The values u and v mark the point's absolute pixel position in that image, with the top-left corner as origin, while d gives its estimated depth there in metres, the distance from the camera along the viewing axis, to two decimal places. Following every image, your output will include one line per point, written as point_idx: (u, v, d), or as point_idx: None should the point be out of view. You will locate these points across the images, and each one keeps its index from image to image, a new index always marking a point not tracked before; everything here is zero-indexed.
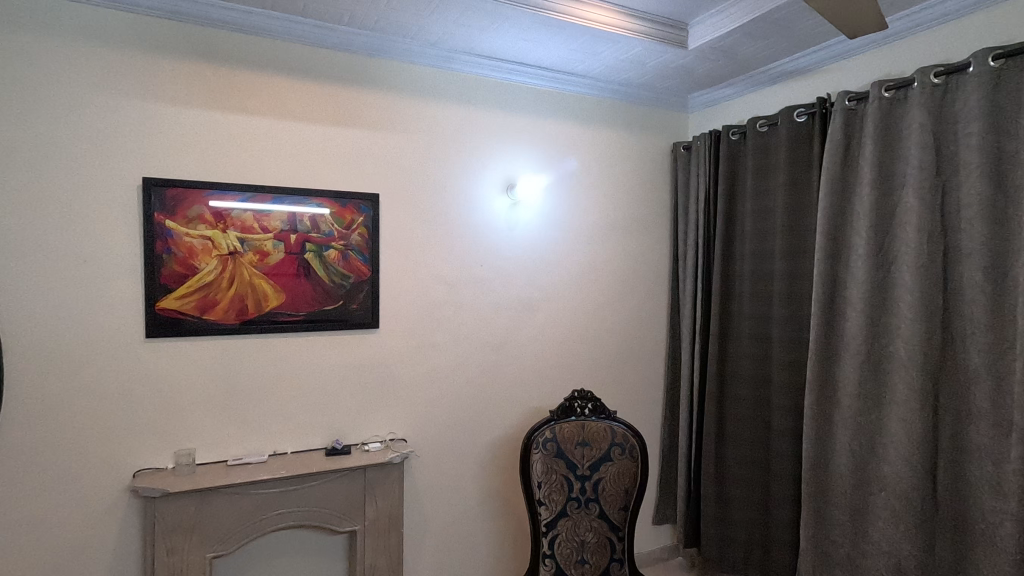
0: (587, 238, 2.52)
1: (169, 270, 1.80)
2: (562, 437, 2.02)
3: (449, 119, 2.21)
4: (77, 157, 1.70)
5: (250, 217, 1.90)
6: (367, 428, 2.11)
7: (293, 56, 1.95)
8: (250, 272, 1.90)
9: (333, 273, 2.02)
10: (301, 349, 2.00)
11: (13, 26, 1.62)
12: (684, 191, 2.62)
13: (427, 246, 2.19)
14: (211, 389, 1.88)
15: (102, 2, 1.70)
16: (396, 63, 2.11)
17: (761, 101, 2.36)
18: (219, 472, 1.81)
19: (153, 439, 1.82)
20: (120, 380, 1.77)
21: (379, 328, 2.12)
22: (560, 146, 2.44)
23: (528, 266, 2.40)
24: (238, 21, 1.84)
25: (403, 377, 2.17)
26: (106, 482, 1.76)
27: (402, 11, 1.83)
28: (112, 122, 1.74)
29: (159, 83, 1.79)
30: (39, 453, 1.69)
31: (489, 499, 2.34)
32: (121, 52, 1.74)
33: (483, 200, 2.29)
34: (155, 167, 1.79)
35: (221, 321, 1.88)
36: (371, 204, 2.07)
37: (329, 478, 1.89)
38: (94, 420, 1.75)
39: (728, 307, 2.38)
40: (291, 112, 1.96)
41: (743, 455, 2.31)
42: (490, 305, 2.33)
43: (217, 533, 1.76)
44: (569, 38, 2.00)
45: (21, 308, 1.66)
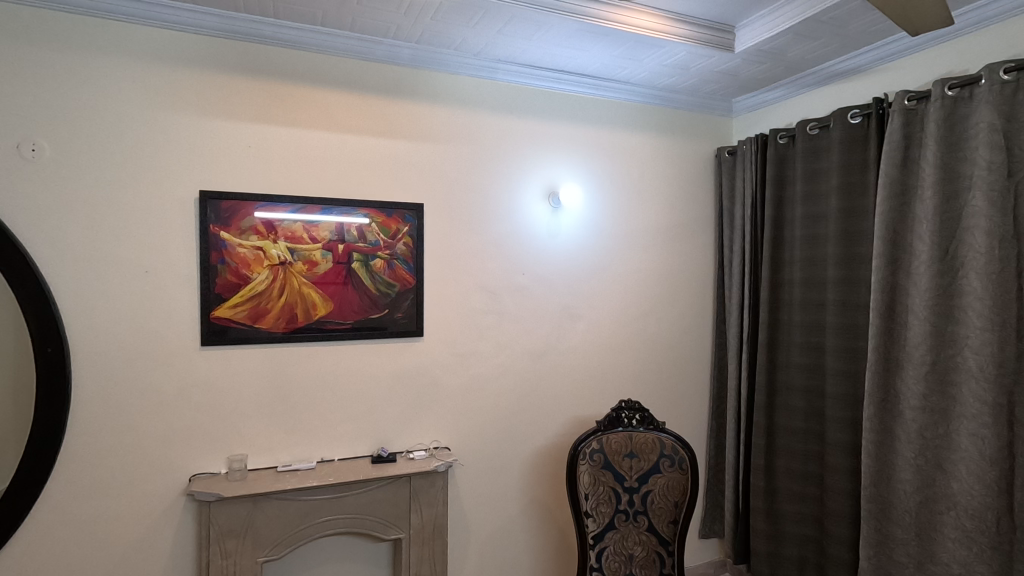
0: (630, 245, 2.49)
1: (224, 280, 1.85)
2: (609, 448, 1.98)
3: (491, 128, 2.22)
4: (139, 172, 1.78)
5: (300, 227, 1.94)
6: (411, 435, 2.12)
7: (341, 70, 1.99)
8: (299, 281, 1.94)
9: (378, 282, 2.05)
10: (348, 357, 2.03)
11: (85, 50, 1.72)
12: (729, 197, 2.56)
13: (469, 255, 2.20)
14: (262, 396, 1.93)
15: (165, 24, 1.78)
16: (439, 74, 2.13)
17: (810, 103, 2.30)
18: (270, 477, 1.84)
19: (207, 444, 1.87)
20: (177, 386, 1.83)
21: (423, 336, 2.13)
22: (601, 153, 2.42)
23: (570, 273, 2.38)
24: (290, 38, 1.90)
25: (447, 385, 2.17)
26: (164, 485, 1.82)
27: (448, 22, 1.85)
28: (171, 138, 1.81)
29: (216, 100, 1.85)
30: (103, 457, 1.75)
31: (532, 509, 2.32)
32: (180, 71, 1.81)
33: (525, 209, 2.29)
34: (211, 181, 1.85)
35: (272, 329, 1.92)
36: (416, 214, 2.10)
37: (375, 486, 1.90)
38: (153, 425, 1.81)
39: (777, 315, 2.31)
40: (339, 125, 2.00)
41: (795, 469, 2.23)
42: (532, 314, 2.31)
43: (269, 538, 1.79)
44: (614, 44, 1.99)
45: (86, 316, 1.74)
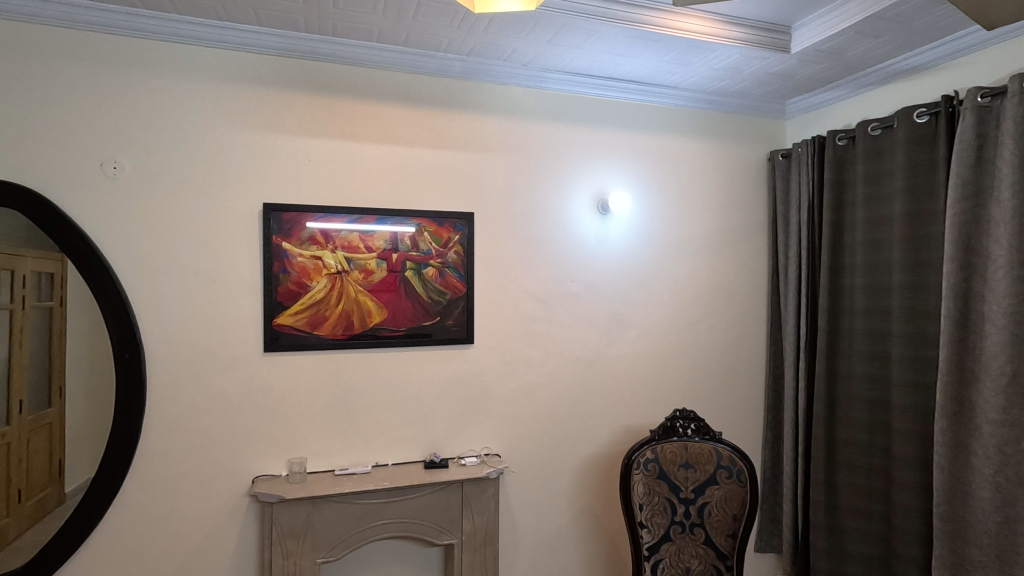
0: (680, 251, 2.45)
1: (285, 289, 1.93)
2: (664, 457, 1.95)
3: (540, 136, 2.24)
4: (208, 187, 1.87)
5: (356, 237, 2.00)
6: (463, 442, 2.15)
7: (395, 83, 2.05)
8: (355, 289, 2.00)
9: (430, 289, 2.09)
10: (400, 363, 2.07)
11: (161, 73, 1.83)
12: (784, 201, 2.49)
13: (519, 263, 2.22)
14: (320, 401, 1.99)
15: (232, 46, 1.87)
16: (489, 85, 2.17)
17: (870, 103, 2.22)
18: (328, 481, 1.90)
19: (269, 447, 1.94)
20: (242, 391, 1.91)
21: (473, 343, 2.16)
22: (651, 160, 2.40)
23: (618, 280, 2.36)
24: (347, 55, 1.97)
25: (497, 393, 2.19)
26: (229, 486, 1.90)
27: (499, 34, 1.88)
28: (237, 153, 1.90)
29: (278, 116, 1.94)
30: (174, 458, 1.85)
31: (582, 519, 2.30)
32: (246, 91, 1.90)
33: (574, 216, 2.29)
34: (273, 193, 1.93)
35: (330, 336, 1.98)
36: (466, 223, 2.13)
37: (429, 491, 1.93)
38: (219, 428, 1.89)
39: (837, 323, 2.23)
40: (393, 137, 2.06)
41: (859, 484, 2.13)
42: (581, 321, 2.31)
43: (327, 539, 1.84)
44: (664, 50, 1.98)
45: (160, 324, 1.84)
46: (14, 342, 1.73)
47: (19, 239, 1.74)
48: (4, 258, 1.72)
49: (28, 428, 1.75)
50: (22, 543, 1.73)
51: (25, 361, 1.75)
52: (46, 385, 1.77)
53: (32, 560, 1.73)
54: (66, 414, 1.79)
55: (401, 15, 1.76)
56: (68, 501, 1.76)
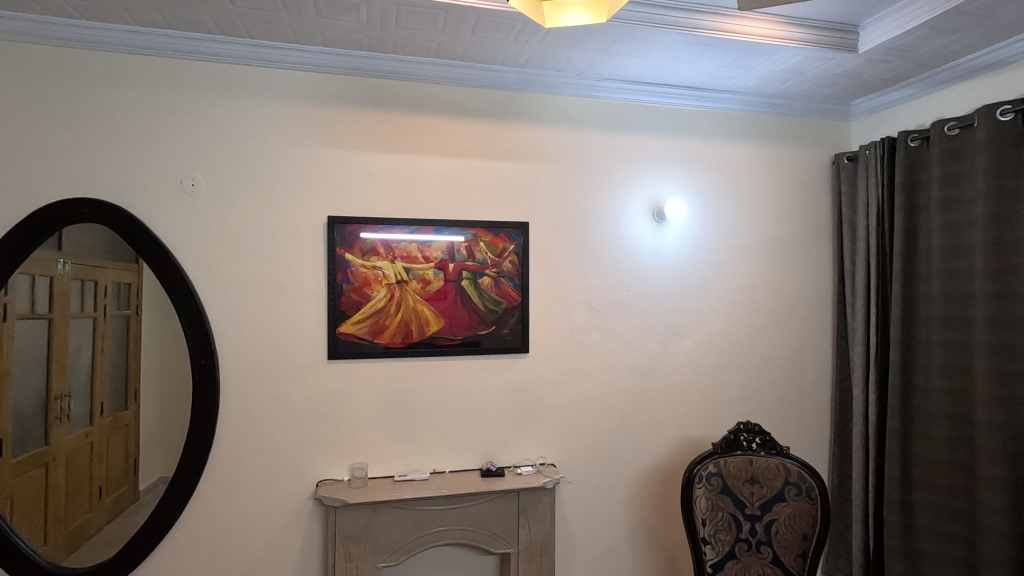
0: (739, 259, 2.39)
1: (348, 298, 1.99)
2: (728, 471, 1.90)
3: (594, 145, 2.23)
4: (276, 201, 1.96)
5: (414, 248, 2.05)
6: (518, 450, 2.15)
7: (452, 97, 2.10)
8: (413, 299, 2.04)
9: (486, 299, 2.11)
10: (457, 372, 2.10)
11: (234, 95, 1.93)
12: (850, 206, 2.39)
13: (573, 272, 2.21)
14: (380, 408, 2.03)
15: (300, 67, 1.96)
16: (544, 95, 2.18)
17: (944, 101, 2.11)
18: (388, 486, 1.94)
19: (332, 452, 2.00)
20: (306, 397, 1.98)
21: (528, 352, 2.16)
22: (707, 166, 2.36)
23: (674, 288, 2.32)
24: (406, 71, 2.03)
25: (552, 402, 2.18)
26: (294, 489, 1.96)
27: (555, 46, 1.89)
28: (304, 169, 1.98)
29: (342, 132, 2.01)
30: (245, 461, 1.93)
31: (639, 532, 2.25)
32: (312, 109, 1.99)
33: (628, 224, 2.27)
34: (337, 206, 2.00)
35: (390, 344, 2.03)
36: (521, 232, 2.14)
37: (486, 499, 1.94)
38: (285, 432, 1.96)
39: (911, 334, 2.11)
40: (451, 149, 2.10)
41: (939, 505, 2.00)
42: (636, 330, 2.27)
43: (388, 544, 1.88)
44: (723, 54, 1.94)
45: (232, 331, 1.93)
46: (97, 348, 1.87)
47: (102, 252, 1.86)
48: (88, 270, 1.86)
49: (107, 429, 1.87)
50: (103, 537, 1.84)
51: (106, 367, 1.87)
52: (123, 389, 1.88)
53: (112, 554, 1.84)
54: (140, 417, 1.89)
55: (459, 30, 1.80)
56: (143, 499, 1.86)
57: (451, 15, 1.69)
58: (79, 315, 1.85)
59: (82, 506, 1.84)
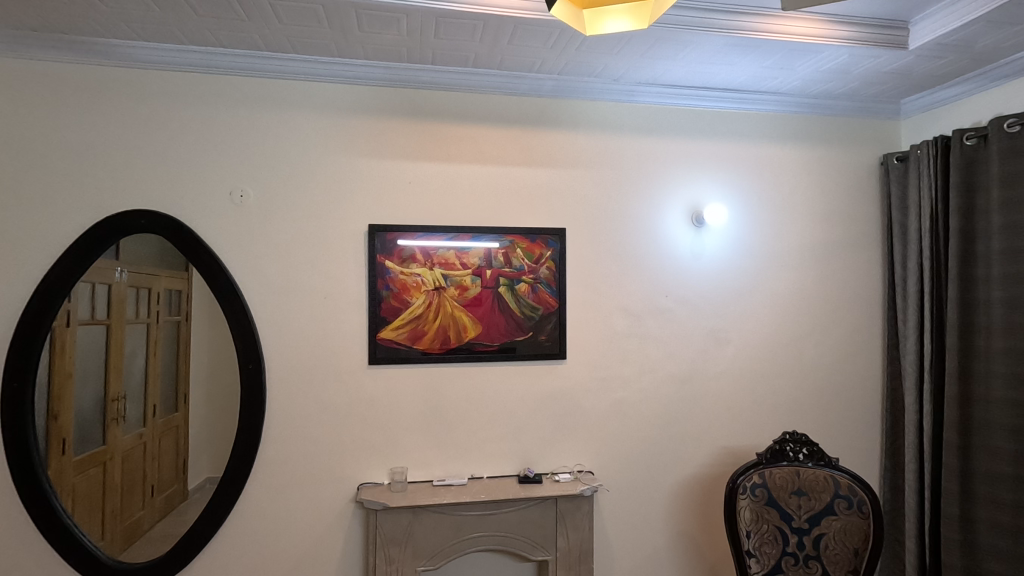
0: (782, 264, 2.33)
1: (389, 305, 2.03)
2: (773, 483, 1.85)
3: (632, 150, 2.22)
4: (320, 210, 2.02)
5: (452, 254, 2.07)
6: (556, 457, 2.14)
7: (489, 105, 2.12)
8: (451, 305, 2.07)
9: (523, 305, 2.12)
10: (495, 377, 2.11)
11: (281, 108, 2.00)
12: (901, 208, 2.30)
13: (611, 278, 2.20)
14: (419, 413, 2.06)
15: (343, 80, 2.02)
16: (580, 102, 2.18)
17: (1003, 97, 2.01)
18: (428, 491, 1.96)
19: (373, 456, 2.03)
20: (348, 401, 2.02)
21: (565, 358, 2.15)
22: (749, 169, 2.31)
23: (715, 294, 2.28)
24: (445, 81, 2.07)
25: (590, 408, 2.17)
26: (337, 492, 2.01)
27: (592, 52, 1.89)
28: (346, 178, 2.03)
29: (383, 142, 2.06)
30: (289, 463, 1.98)
31: (680, 542, 2.21)
32: (354, 120, 2.04)
33: (667, 230, 2.24)
34: (378, 215, 2.05)
35: (429, 350, 2.06)
36: (559, 238, 2.14)
37: (524, 505, 1.94)
38: (328, 435, 2.01)
39: (970, 341, 2.01)
40: (488, 157, 2.12)
41: (1002, 522, 1.89)
42: (675, 337, 2.24)
43: (427, 548, 1.89)
44: (765, 55, 1.90)
45: (278, 337, 1.99)
46: (150, 353, 1.95)
47: (155, 261, 1.96)
48: (143, 278, 1.95)
49: (160, 430, 1.95)
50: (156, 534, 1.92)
51: (158, 370, 1.96)
52: (173, 392, 1.96)
53: (164, 551, 1.90)
54: (189, 419, 1.96)
55: (497, 40, 1.82)
56: (192, 498, 1.92)
57: (489, 24, 1.71)
58: (135, 320, 1.94)
59: (136, 504, 1.92)
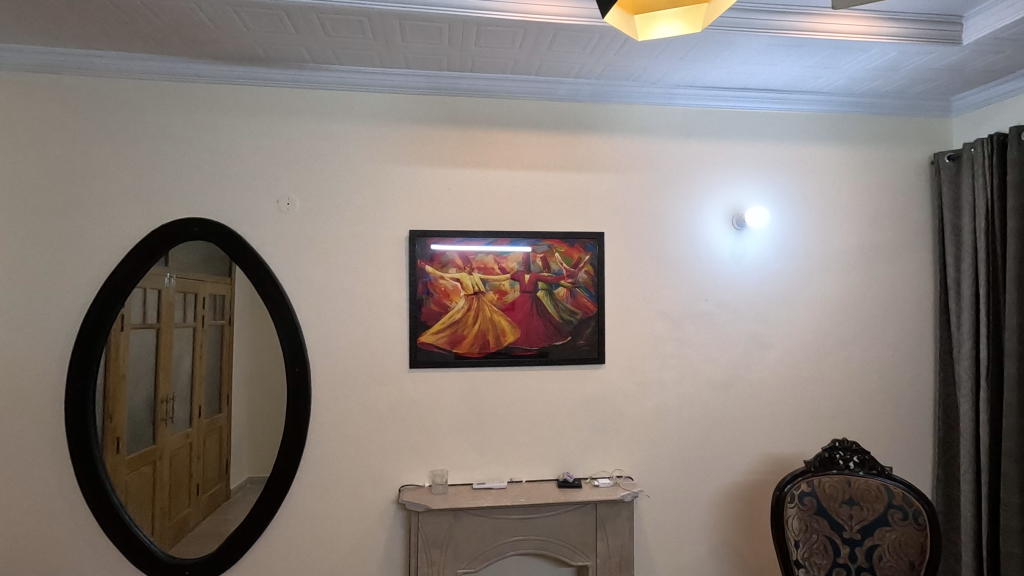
0: (826, 267, 2.27)
1: (429, 309, 2.06)
2: (823, 491, 1.82)
3: (671, 153, 2.20)
4: (362, 217, 2.06)
5: (491, 259, 2.09)
6: (595, 462, 2.13)
7: (527, 111, 2.14)
8: (490, 309, 2.08)
9: (562, 309, 2.12)
10: (534, 381, 2.11)
11: (325, 118, 2.06)
12: (953, 208, 2.22)
13: (650, 282, 2.18)
14: (459, 416, 2.08)
15: (385, 89, 2.07)
16: (619, 106, 2.18)
17: None
18: (468, 494, 1.97)
19: (413, 458, 2.06)
20: (390, 404, 2.06)
21: (604, 363, 2.15)
22: (791, 170, 2.27)
23: (757, 298, 2.24)
24: (484, 88, 2.09)
25: (629, 413, 2.15)
26: (378, 493, 2.04)
27: (631, 56, 1.89)
28: (387, 185, 2.07)
29: (423, 149, 2.09)
30: (333, 465, 2.02)
31: (721, 551, 2.17)
32: (395, 127, 2.08)
33: (707, 232, 2.21)
34: (418, 220, 2.08)
35: (468, 354, 2.08)
36: (597, 242, 2.14)
37: (564, 510, 1.94)
38: (371, 437, 2.04)
39: None
40: (526, 162, 2.13)
41: None
42: (716, 341, 2.21)
43: (468, 551, 1.91)
44: (809, 54, 1.87)
45: (322, 340, 2.04)
46: (196, 356, 2.02)
47: (202, 267, 2.02)
48: (190, 283, 2.03)
49: (205, 431, 2.02)
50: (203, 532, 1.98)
51: (203, 373, 2.03)
52: (218, 394, 2.03)
53: (211, 549, 1.96)
54: (232, 420, 2.02)
55: (536, 46, 1.83)
56: (235, 497, 1.98)
57: (530, 31, 1.73)
58: (182, 324, 2.02)
59: (183, 502, 1.99)
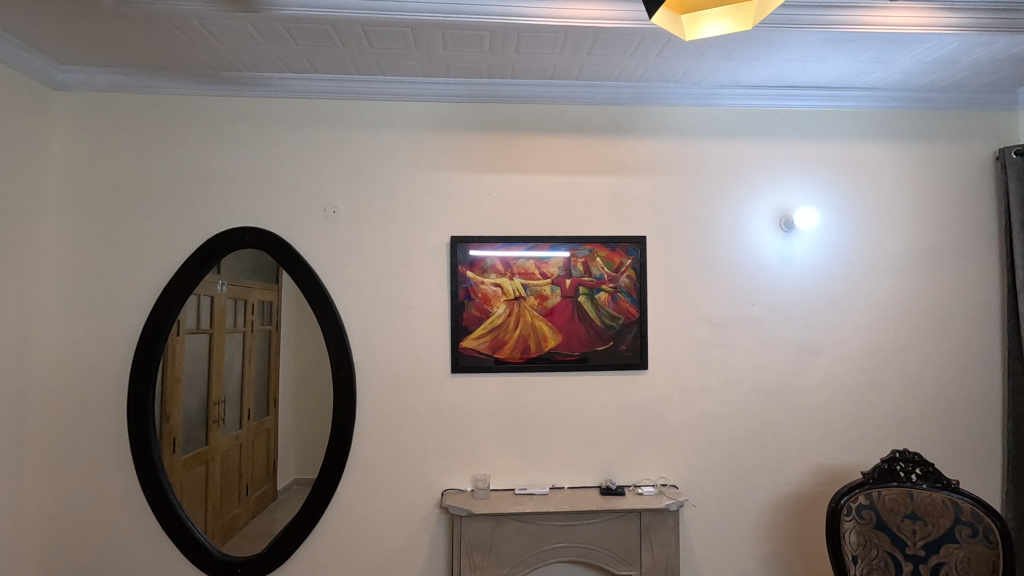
0: (880, 269, 2.18)
1: (470, 314, 2.07)
2: (882, 505, 1.75)
3: (714, 155, 2.16)
4: (405, 223, 2.10)
5: (532, 264, 2.09)
6: (638, 470, 2.09)
7: (567, 116, 2.14)
8: (531, 315, 2.08)
9: (603, 314, 2.10)
10: (575, 387, 2.10)
11: (369, 128, 2.11)
12: (1021, 207, 2.09)
13: (694, 286, 2.14)
14: (500, 421, 2.08)
15: (426, 98, 2.10)
16: (660, 108, 2.15)
17: None
18: (510, 499, 1.97)
19: (455, 462, 2.07)
20: (433, 409, 2.08)
21: (647, 368, 2.11)
22: (842, 169, 2.19)
23: (807, 302, 2.16)
24: (524, 94, 2.10)
25: (674, 421, 2.11)
26: (422, 497, 2.06)
27: (673, 57, 1.87)
28: (429, 192, 2.11)
29: (464, 156, 2.12)
30: (377, 467, 2.06)
31: (772, 564, 2.10)
32: (437, 135, 2.12)
33: (753, 235, 2.16)
34: (459, 226, 2.10)
35: (510, 359, 2.08)
36: (639, 246, 2.11)
37: (607, 517, 1.91)
38: (413, 441, 2.07)
39: None
40: (567, 167, 2.13)
41: None
42: (764, 347, 2.14)
43: (510, 556, 1.90)
44: (861, 49, 1.80)
45: (366, 345, 2.08)
46: (245, 360, 2.11)
47: (251, 274, 2.11)
48: (240, 291, 2.11)
49: (253, 433, 2.10)
50: (252, 532, 2.04)
51: (253, 376, 2.11)
52: (266, 397, 2.10)
53: (260, 548, 2.02)
54: (279, 422, 2.09)
55: (577, 50, 1.83)
56: (282, 498, 2.04)
57: (570, 36, 1.73)
58: (233, 330, 2.11)
59: (234, 501, 2.07)
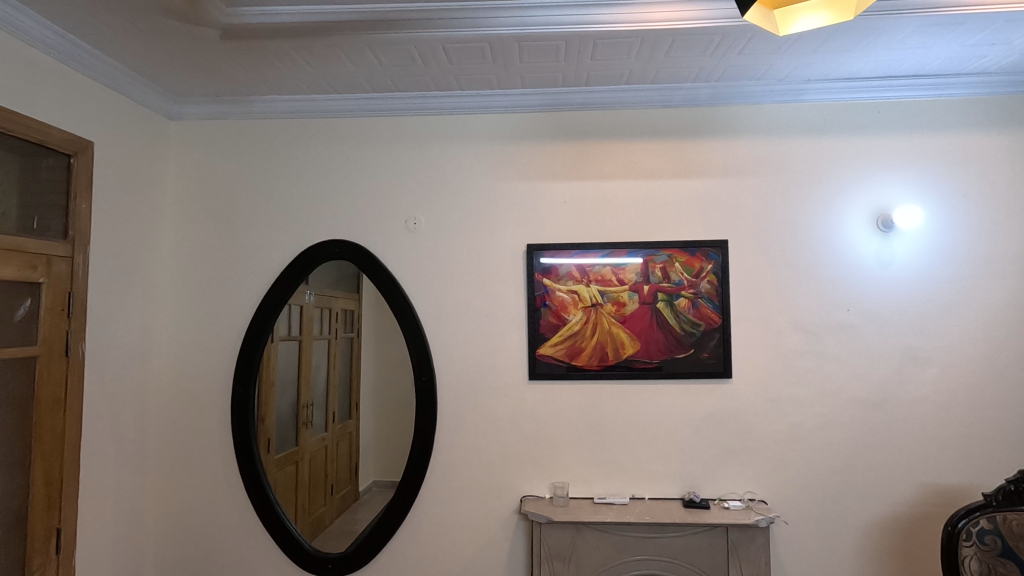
0: (997, 270, 1.98)
1: (547, 322, 2.09)
2: (1010, 531, 1.59)
3: (801, 153, 2.06)
4: (482, 232, 2.15)
5: (609, 271, 2.07)
6: (723, 483, 2.01)
7: (642, 120, 2.11)
8: (608, 321, 2.06)
9: (683, 321, 2.04)
10: (654, 395, 2.05)
11: (447, 141, 2.18)
12: None
13: (782, 291, 2.04)
14: (577, 428, 2.07)
15: (502, 109, 2.15)
16: (741, 107, 2.08)
17: None
18: (589, 508, 1.95)
19: (534, 469, 2.08)
20: (511, 415, 2.10)
21: (730, 377, 2.03)
22: (948, 163, 2.02)
23: (909, 307, 2.00)
24: (598, 100, 2.11)
25: (761, 432, 2.01)
26: (501, 502, 2.08)
27: (756, 54, 1.81)
28: (505, 201, 2.15)
29: (539, 164, 2.14)
30: (457, 471, 2.10)
31: None
32: (512, 145, 2.16)
33: (847, 236, 2.03)
34: (536, 234, 2.13)
35: (587, 366, 2.07)
36: (721, 250, 2.05)
37: (691, 531, 1.85)
38: (492, 447, 2.10)
39: None
40: (643, 171, 2.10)
41: None
42: (862, 355, 2.00)
43: (590, 566, 1.88)
44: (971, 32, 1.66)
45: (446, 351, 2.14)
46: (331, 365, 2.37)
47: (335, 285, 2.26)
48: (325, 300, 2.27)
49: (337, 434, 2.35)
50: (337, 531, 2.14)
51: (337, 382, 2.37)
52: (348, 402, 2.36)
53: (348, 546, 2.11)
54: (359, 424, 2.32)
55: (654, 54, 1.81)
56: (363, 498, 2.16)
57: (647, 40, 1.71)
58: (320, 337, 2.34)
59: (319, 500, 2.22)
